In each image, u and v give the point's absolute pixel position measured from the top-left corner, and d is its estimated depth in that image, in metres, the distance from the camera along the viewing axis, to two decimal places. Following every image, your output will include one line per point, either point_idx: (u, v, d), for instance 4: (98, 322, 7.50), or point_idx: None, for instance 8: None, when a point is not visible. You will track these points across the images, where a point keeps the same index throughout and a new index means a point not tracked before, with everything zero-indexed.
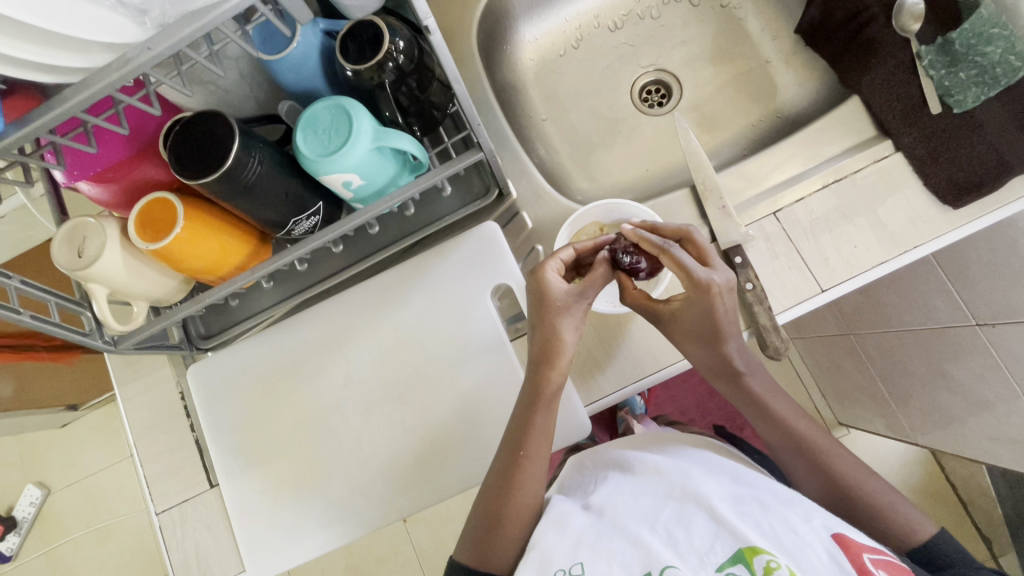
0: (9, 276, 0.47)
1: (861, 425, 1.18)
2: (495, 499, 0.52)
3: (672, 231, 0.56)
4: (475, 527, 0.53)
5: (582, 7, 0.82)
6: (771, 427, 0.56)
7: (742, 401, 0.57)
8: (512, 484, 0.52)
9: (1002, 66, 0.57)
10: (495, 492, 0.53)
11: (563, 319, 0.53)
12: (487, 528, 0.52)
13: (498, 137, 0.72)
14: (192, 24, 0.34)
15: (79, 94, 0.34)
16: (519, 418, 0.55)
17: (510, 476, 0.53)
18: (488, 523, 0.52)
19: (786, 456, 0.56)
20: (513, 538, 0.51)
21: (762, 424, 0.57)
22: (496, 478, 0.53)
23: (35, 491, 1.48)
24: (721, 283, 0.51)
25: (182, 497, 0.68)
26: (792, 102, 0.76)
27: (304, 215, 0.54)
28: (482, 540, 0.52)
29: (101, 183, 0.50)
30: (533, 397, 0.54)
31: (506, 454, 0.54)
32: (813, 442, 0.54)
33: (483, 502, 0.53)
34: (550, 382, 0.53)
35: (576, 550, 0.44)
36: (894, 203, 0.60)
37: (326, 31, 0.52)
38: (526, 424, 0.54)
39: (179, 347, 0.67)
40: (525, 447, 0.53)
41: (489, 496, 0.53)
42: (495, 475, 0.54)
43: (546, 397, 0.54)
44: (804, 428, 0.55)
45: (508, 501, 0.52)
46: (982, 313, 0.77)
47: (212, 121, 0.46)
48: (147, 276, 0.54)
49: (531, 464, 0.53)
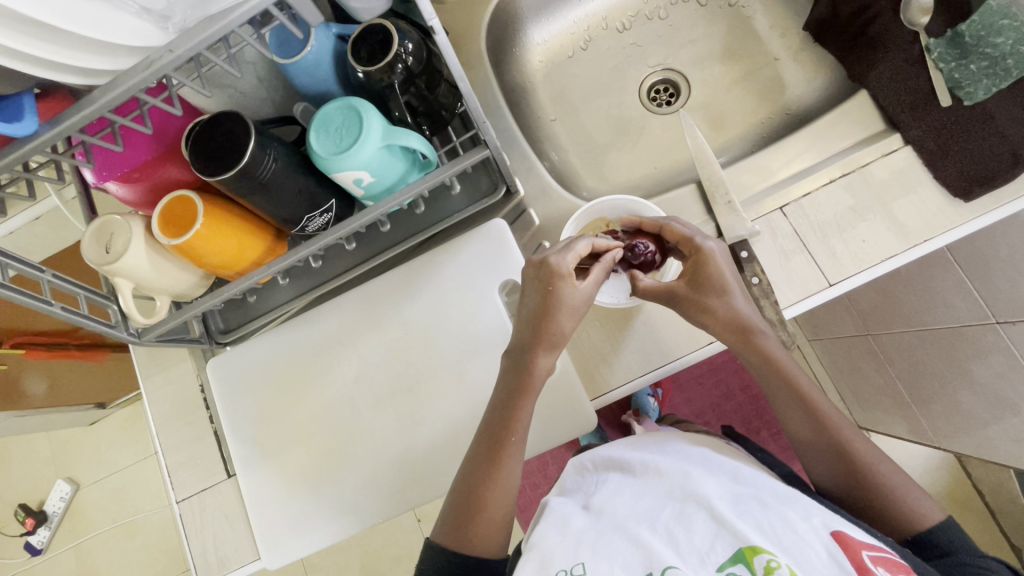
0: (42, 270, 0.50)
1: (881, 428, 1.15)
2: (476, 484, 0.53)
3: (651, 224, 0.59)
4: (454, 510, 0.53)
5: (589, 10, 0.83)
6: (789, 406, 0.55)
7: (773, 391, 0.56)
8: (492, 470, 0.53)
9: (1013, 57, 0.56)
10: (476, 477, 0.53)
11: (569, 315, 0.53)
12: (468, 512, 0.52)
13: (506, 136, 0.73)
14: (211, 27, 0.36)
15: (107, 95, 0.36)
16: (501, 407, 0.55)
17: (491, 461, 0.53)
18: (468, 508, 0.52)
19: (801, 436, 0.55)
20: (493, 521, 0.52)
21: (778, 402, 0.56)
22: (478, 461, 0.54)
23: (65, 486, 1.53)
24: (713, 248, 0.55)
25: (201, 486, 0.70)
26: (801, 99, 0.76)
27: (317, 212, 0.56)
28: (461, 523, 0.52)
29: (128, 183, 0.53)
30: (520, 386, 0.55)
31: (489, 439, 0.54)
32: (838, 430, 0.53)
33: (461, 489, 0.54)
34: (539, 365, 0.54)
35: (577, 550, 0.44)
36: (904, 197, 0.60)
37: (338, 36, 0.55)
38: (508, 412, 0.55)
39: (199, 341, 0.70)
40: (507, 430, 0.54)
41: (468, 482, 0.53)
42: (474, 461, 0.54)
43: (538, 382, 0.55)
44: (829, 412, 0.54)
45: (489, 485, 0.52)
46: (1002, 311, 0.76)
47: (229, 121, 0.48)
48: (169, 271, 0.56)
49: (515, 450, 0.54)
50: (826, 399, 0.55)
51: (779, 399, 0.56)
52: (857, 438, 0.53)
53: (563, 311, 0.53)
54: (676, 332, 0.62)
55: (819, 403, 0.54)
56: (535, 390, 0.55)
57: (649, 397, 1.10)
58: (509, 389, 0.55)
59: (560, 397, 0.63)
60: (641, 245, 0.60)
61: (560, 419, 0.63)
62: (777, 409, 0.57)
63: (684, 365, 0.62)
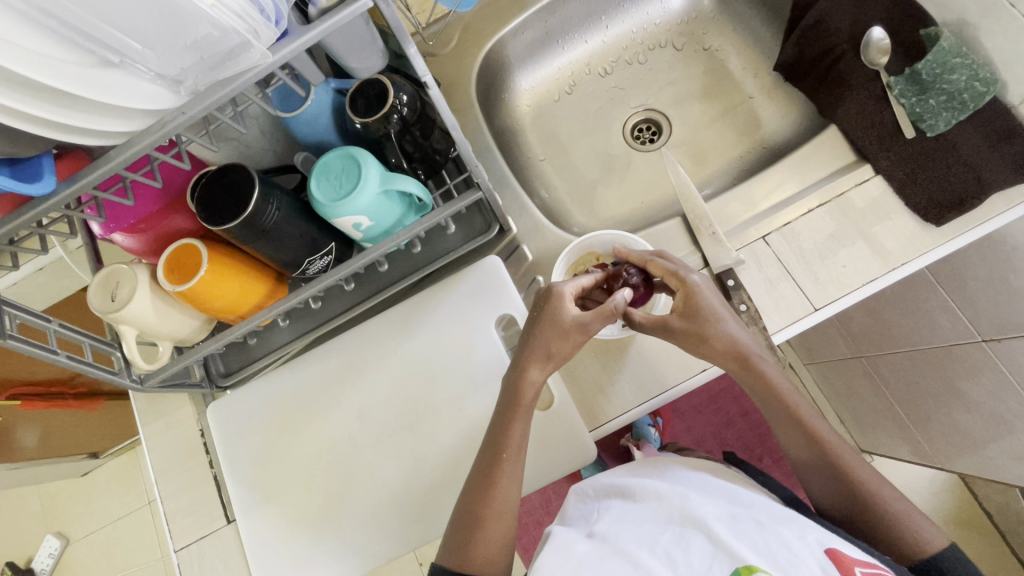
0: (49, 320, 0.51)
1: (883, 451, 1.15)
2: (474, 505, 0.51)
3: (640, 259, 0.60)
4: (456, 529, 0.51)
5: (572, 56, 0.88)
6: (784, 427, 0.56)
7: (780, 414, 0.56)
8: (491, 489, 0.52)
9: (969, 91, 0.60)
10: (482, 493, 0.52)
11: (559, 331, 0.54)
12: (469, 531, 0.50)
13: (497, 176, 0.76)
14: (219, 93, 0.39)
15: (123, 154, 0.40)
16: (497, 423, 0.55)
17: (489, 480, 0.52)
18: (468, 527, 0.50)
19: (799, 458, 0.56)
20: (495, 545, 0.50)
21: (774, 424, 0.58)
22: (477, 476, 0.53)
23: (54, 542, 1.49)
24: (698, 280, 0.56)
25: (200, 534, 0.70)
26: (777, 133, 0.80)
27: (317, 255, 0.58)
28: (462, 543, 0.50)
29: (133, 234, 0.56)
30: (512, 405, 0.54)
31: (486, 458, 0.54)
32: (835, 454, 0.54)
33: (462, 506, 0.52)
34: (530, 381, 0.54)
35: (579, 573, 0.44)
36: (880, 223, 0.62)
37: (337, 89, 0.58)
38: (508, 429, 0.54)
39: (200, 385, 0.71)
40: (508, 450, 0.53)
41: (470, 498, 0.52)
42: (475, 478, 0.53)
43: (526, 401, 0.54)
44: (828, 437, 0.54)
45: (495, 501, 0.51)
46: (987, 330, 0.78)
47: (233, 174, 0.51)
48: (173, 317, 0.58)
49: (511, 470, 0.53)
50: (825, 424, 0.55)
51: (777, 420, 0.57)
52: (854, 463, 0.53)
53: (553, 326, 0.54)
54: (671, 361, 0.63)
55: (811, 426, 0.55)
56: (511, 399, 0.55)
57: (649, 427, 1.10)
58: (504, 406, 0.55)
59: (559, 431, 0.63)
60: (631, 274, 0.60)
61: (560, 452, 0.63)
62: (776, 431, 0.58)
63: (679, 393, 0.63)
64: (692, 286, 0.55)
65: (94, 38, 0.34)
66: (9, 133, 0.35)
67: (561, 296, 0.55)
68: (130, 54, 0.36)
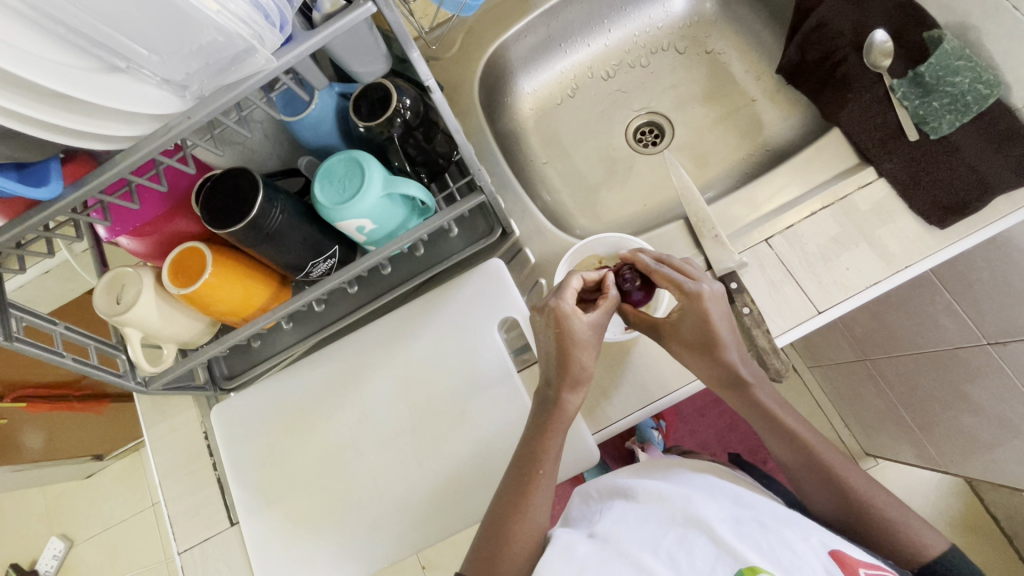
0: (54, 322, 0.51)
1: (888, 454, 1.14)
2: (507, 515, 0.51)
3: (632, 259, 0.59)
4: (483, 538, 0.51)
5: (575, 60, 0.88)
6: (772, 437, 0.56)
7: (749, 410, 0.57)
8: (522, 503, 0.51)
9: (972, 94, 0.60)
10: (500, 502, 0.52)
11: (581, 349, 0.54)
12: (495, 540, 0.50)
13: (500, 179, 0.77)
14: (222, 98, 0.39)
15: (128, 159, 0.40)
16: (530, 438, 0.55)
17: (522, 492, 0.52)
18: (493, 539, 0.50)
19: (791, 468, 0.55)
20: (519, 556, 0.50)
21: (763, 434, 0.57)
22: (508, 487, 0.53)
23: (59, 543, 1.50)
24: (709, 291, 0.54)
25: (204, 536, 0.70)
26: (780, 135, 0.80)
27: (321, 258, 0.58)
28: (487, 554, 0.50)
29: (139, 237, 0.56)
30: (546, 421, 0.55)
31: (516, 470, 0.54)
32: (824, 459, 0.53)
33: (492, 517, 0.52)
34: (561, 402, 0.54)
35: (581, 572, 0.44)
36: (884, 226, 0.62)
37: (341, 94, 0.59)
38: (539, 446, 0.54)
39: (204, 388, 0.71)
40: (542, 464, 0.53)
41: (500, 506, 0.52)
42: (506, 487, 0.54)
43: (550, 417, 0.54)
44: (815, 443, 0.54)
45: (518, 512, 0.51)
46: (992, 333, 0.78)
47: (236, 178, 0.51)
48: (177, 320, 0.58)
49: (544, 484, 0.53)
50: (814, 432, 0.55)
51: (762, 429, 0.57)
52: (847, 470, 0.53)
53: (575, 346, 0.53)
54: (674, 364, 0.63)
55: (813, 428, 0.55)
56: (542, 418, 0.55)
57: (654, 429, 1.10)
58: (536, 423, 0.55)
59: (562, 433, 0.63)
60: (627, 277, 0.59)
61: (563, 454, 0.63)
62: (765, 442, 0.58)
63: (683, 396, 0.63)
64: (698, 295, 0.54)
65: (100, 42, 0.35)
66: (16, 137, 0.35)
67: (567, 316, 0.53)
68: (136, 59, 0.36)
